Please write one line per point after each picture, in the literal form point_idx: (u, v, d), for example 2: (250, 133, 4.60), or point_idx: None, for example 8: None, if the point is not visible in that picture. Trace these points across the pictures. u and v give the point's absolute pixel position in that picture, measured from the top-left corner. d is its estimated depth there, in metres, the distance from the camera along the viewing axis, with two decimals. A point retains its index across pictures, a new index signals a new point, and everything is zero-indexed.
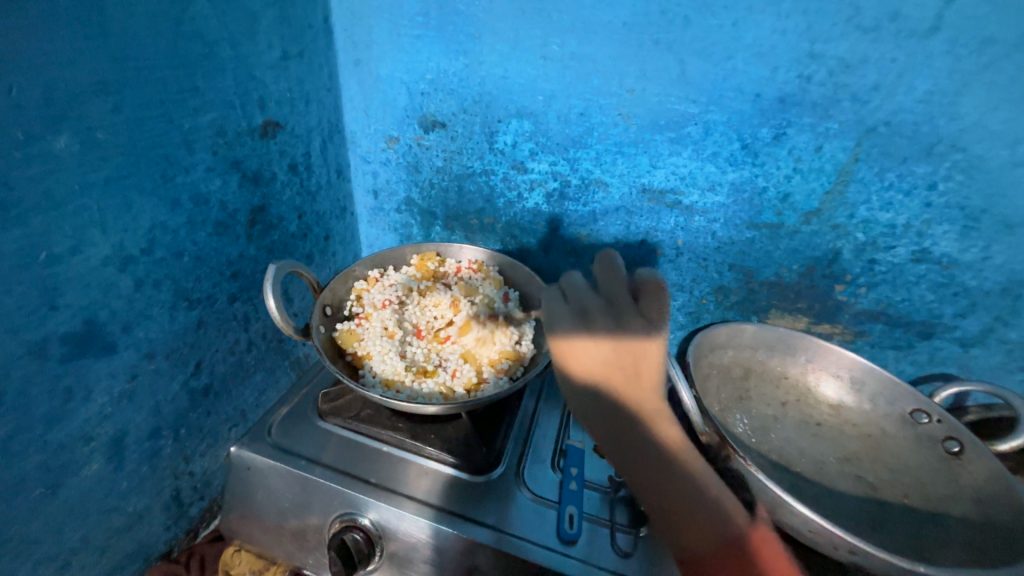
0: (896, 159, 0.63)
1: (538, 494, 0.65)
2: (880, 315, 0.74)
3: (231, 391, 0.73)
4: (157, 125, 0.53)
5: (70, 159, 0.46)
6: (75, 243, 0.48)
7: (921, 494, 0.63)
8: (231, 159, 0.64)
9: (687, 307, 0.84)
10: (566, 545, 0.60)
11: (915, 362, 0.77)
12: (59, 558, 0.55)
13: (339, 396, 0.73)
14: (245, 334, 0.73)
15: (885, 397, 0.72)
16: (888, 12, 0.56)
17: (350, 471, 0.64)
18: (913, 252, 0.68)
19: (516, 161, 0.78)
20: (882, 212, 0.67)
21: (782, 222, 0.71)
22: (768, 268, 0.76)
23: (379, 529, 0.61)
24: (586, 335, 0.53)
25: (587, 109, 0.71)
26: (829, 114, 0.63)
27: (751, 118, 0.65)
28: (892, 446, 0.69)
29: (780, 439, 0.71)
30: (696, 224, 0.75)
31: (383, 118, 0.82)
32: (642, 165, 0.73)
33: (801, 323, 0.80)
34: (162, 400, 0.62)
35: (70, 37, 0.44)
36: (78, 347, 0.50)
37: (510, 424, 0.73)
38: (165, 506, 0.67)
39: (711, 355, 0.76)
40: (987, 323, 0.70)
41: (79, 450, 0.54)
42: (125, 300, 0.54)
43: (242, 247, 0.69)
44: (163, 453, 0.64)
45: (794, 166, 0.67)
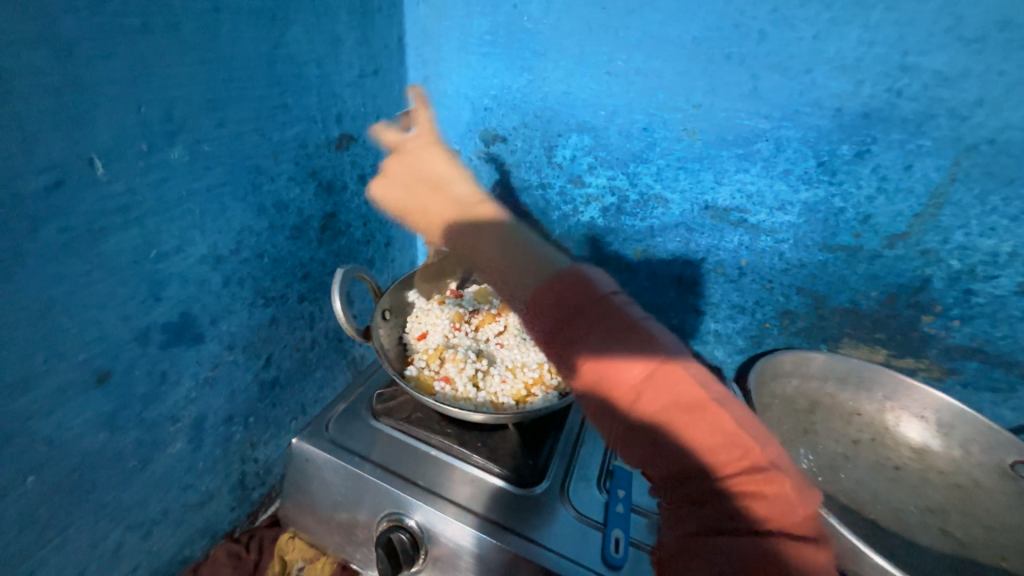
0: (1001, 181, 0.57)
1: (582, 513, 0.64)
2: (976, 352, 0.67)
3: (295, 384, 0.78)
4: (252, 138, 0.59)
5: (180, 168, 0.51)
6: (179, 242, 0.53)
7: (1023, 559, 0.56)
8: (310, 168, 0.69)
9: (748, 331, 0.80)
10: (610, 569, 0.58)
11: (1017, 408, 0.68)
12: (143, 527, 0.61)
13: (393, 398, 0.76)
14: (311, 332, 0.78)
15: (980, 445, 0.64)
16: (996, 21, 0.51)
17: (399, 471, 0.66)
18: (1019, 284, 0.61)
19: (574, 175, 0.78)
20: (983, 238, 0.60)
21: (861, 245, 0.66)
22: (843, 294, 0.71)
23: (424, 532, 0.62)
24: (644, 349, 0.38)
25: (649, 124, 0.70)
26: (921, 131, 0.58)
27: (830, 135, 0.62)
28: (988, 501, 0.62)
29: (851, 481, 0.65)
30: (762, 243, 0.72)
31: (446, 132, 0.85)
32: (707, 181, 0.71)
33: (879, 355, 0.73)
34: (237, 388, 0.67)
35: (190, 60, 0.49)
36: (174, 335, 0.56)
37: (557, 438, 0.73)
38: (231, 488, 0.72)
39: (774, 384, 0.72)
40: None
41: (168, 429, 0.59)
42: (214, 295, 0.59)
43: (313, 251, 0.74)
44: (234, 438, 0.69)
45: (878, 186, 0.62)
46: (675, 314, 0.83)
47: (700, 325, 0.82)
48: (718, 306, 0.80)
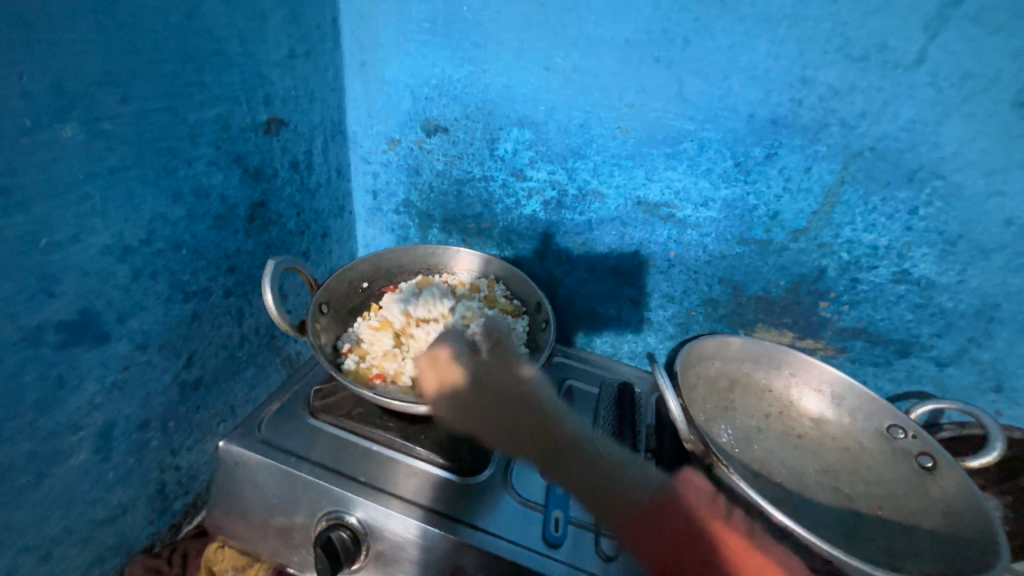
0: (880, 183, 0.66)
1: (525, 497, 0.66)
2: (862, 332, 0.77)
3: (221, 385, 0.73)
4: (164, 117, 0.54)
5: (75, 148, 0.46)
6: (76, 231, 0.48)
7: (895, 506, 0.66)
8: (234, 153, 0.64)
9: (677, 318, 0.86)
10: (551, 548, 0.60)
11: (893, 379, 0.79)
12: (40, 550, 0.54)
13: (331, 394, 0.74)
14: (239, 329, 0.73)
15: (864, 412, 0.74)
16: (875, 44, 0.59)
17: (339, 468, 0.65)
18: (894, 273, 0.71)
19: (516, 168, 0.80)
20: (866, 233, 0.69)
21: (771, 239, 0.74)
22: (756, 283, 0.78)
23: (366, 528, 0.61)
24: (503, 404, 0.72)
25: (586, 122, 0.73)
26: (818, 138, 0.65)
27: (744, 137, 0.68)
28: (869, 460, 0.72)
29: (762, 450, 0.74)
30: (688, 237, 0.77)
31: (385, 120, 0.83)
32: (639, 178, 0.75)
33: (786, 337, 0.82)
34: (153, 391, 0.62)
35: (83, 28, 0.44)
36: (73, 334, 0.50)
37: (501, 427, 0.74)
38: (149, 500, 0.66)
39: (698, 366, 0.78)
40: (961, 344, 0.73)
41: (67, 439, 0.53)
42: (121, 289, 0.54)
43: (240, 242, 0.69)
44: (151, 445, 0.64)
45: (784, 185, 0.69)
46: (612, 304, 0.88)
47: (634, 313, 0.87)
48: (650, 296, 0.85)
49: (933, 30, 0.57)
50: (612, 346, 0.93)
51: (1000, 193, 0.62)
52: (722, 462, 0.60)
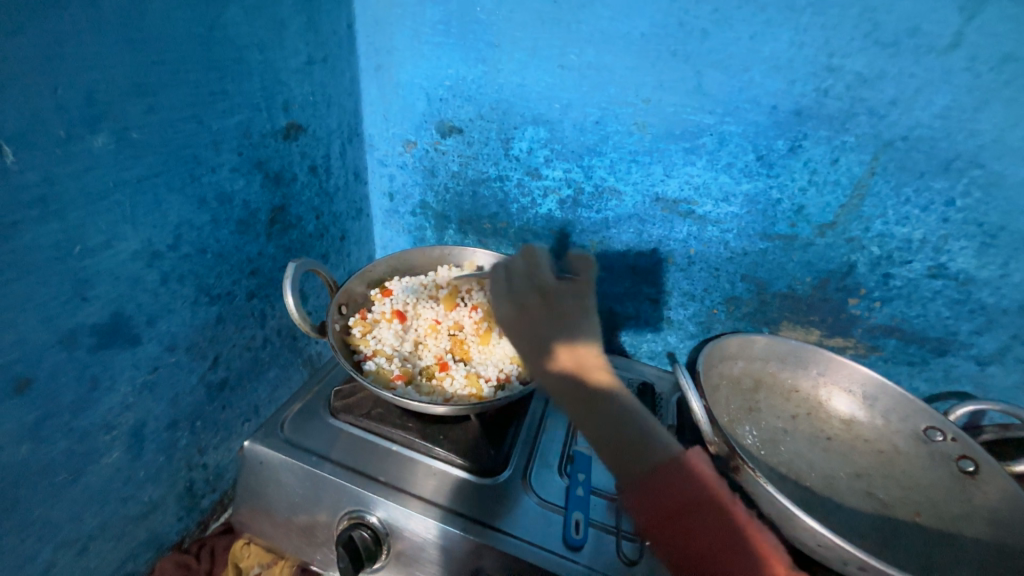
0: (913, 174, 0.63)
1: (544, 498, 0.65)
2: (895, 330, 0.74)
3: (246, 386, 0.75)
4: (188, 126, 0.55)
5: (105, 158, 0.48)
6: (108, 237, 0.50)
7: (935, 513, 0.63)
8: (255, 159, 0.65)
9: (698, 317, 0.84)
10: (571, 550, 0.60)
11: (929, 379, 0.76)
12: (78, 544, 0.56)
13: (351, 394, 0.75)
14: (262, 331, 0.75)
15: (898, 413, 0.71)
16: (907, 28, 0.56)
17: (360, 468, 0.66)
18: (929, 268, 0.67)
19: (531, 167, 0.79)
20: (898, 226, 0.66)
21: (796, 234, 0.71)
22: (781, 280, 0.76)
23: (387, 527, 0.62)
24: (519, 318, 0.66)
25: (602, 118, 0.72)
26: (845, 128, 0.63)
27: (767, 130, 0.66)
28: (904, 464, 0.69)
29: (789, 452, 0.72)
30: (708, 233, 0.76)
31: (401, 123, 0.83)
32: (657, 174, 0.73)
33: (813, 336, 0.80)
34: (181, 392, 0.63)
35: (113, 42, 0.46)
36: (105, 337, 0.52)
37: (519, 428, 0.74)
38: (178, 497, 0.68)
39: (721, 366, 0.77)
40: (1004, 342, 0.69)
41: (101, 438, 0.55)
42: (150, 293, 0.56)
43: (262, 246, 0.70)
44: (180, 444, 0.66)
45: (809, 178, 0.67)
46: (630, 303, 0.87)
47: (654, 312, 0.86)
48: (670, 294, 0.83)
49: (970, 11, 0.54)
50: (631, 346, 0.91)
51: None
52: (747, 465, 0.57)
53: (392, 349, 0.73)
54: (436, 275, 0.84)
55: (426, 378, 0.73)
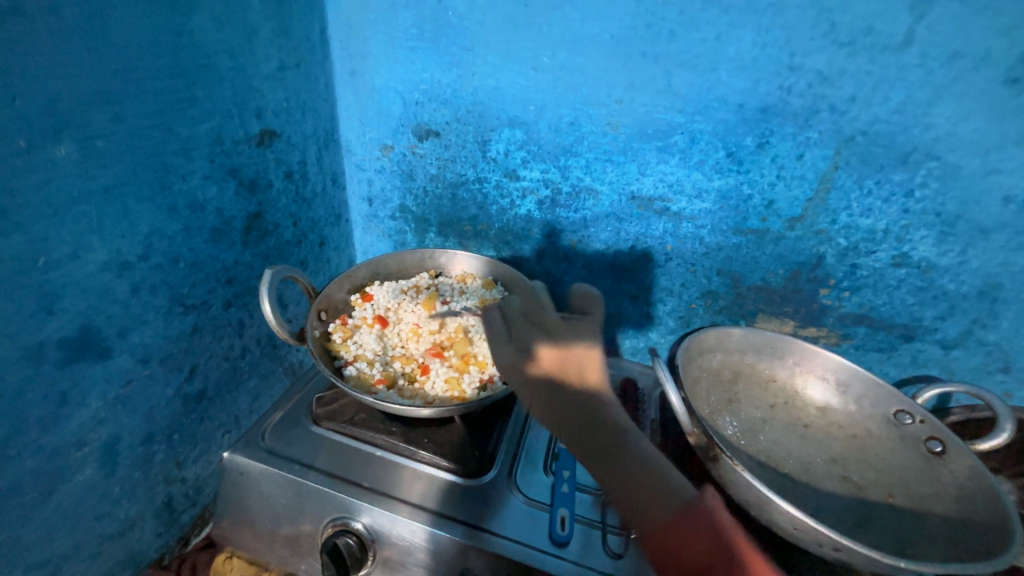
0: (874, 167, 0.65)
1: (531, 497, 0.66)
2: (864, 318, 0.76)
3: (225, 396, 0.73)
4: (156, 133, 0.54)
5: (70, 167, 0.47)
6: (74, 248, 0.48)
7: (906, 492, 0.66)
8: (228, 166, 0.65)
9: (677, 312, 0.86)
10: (558, 547, 0.60)
11: (898, 364, 0.79)
12: (50, 566, 0.55)
13: (334, 401, 0.74)
14: (240, 340, 0.74)
15: (870, 398, 0.74)
16: (862, 27, 0.59)
17: (344, 475, 0.65)
18: (893, 257, 0.70)
19: (509, 169, 0.80)
20: (862, 217, 0.69)
21: (767, 227, 0.73)
22: (755, 273, 0.78)
23: (373, 533, 0.61)
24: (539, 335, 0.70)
25: (577, 119, 0.73)
26: (809, 124, 0.65)
27: (735, 128, 0.68)
28: (876, 447, 0.71)
29: (768, 441, 0.74)
30: (684, 229, 0.77)
31: (378, 127, 0.83)
32: (631, 173, 0.75)
33: (788, 326, 0.82)
34: (156, 405, 0.62)
35: (74, 49, 0.45)
36: (74, 351, 0.51)
37: (504, 428, 0.74)
38: (156, 513, 0.67)
39: (701, 359, 0.78)
40: (966, 326, 0.72)
41: (72, 455, 0.54)
42: (121, 304, 0.54)
43: (238, 253, 0.69)
44: (156, 458, 0.64)
45: (777, 173, 0.69)
46: (611, 301, 0.88)
47: (634, 308, 0.87)
48: (649, 291, 0.85)
49: (920, 11, 0.56)
50: (613, 343, 0.93)
51: (997, 171, 0.61)
52: (725, 454, 0.57)
53: (373, 354, 0.73)
54: (418, 279, 0.85)
55: (407, 381, 0.72)
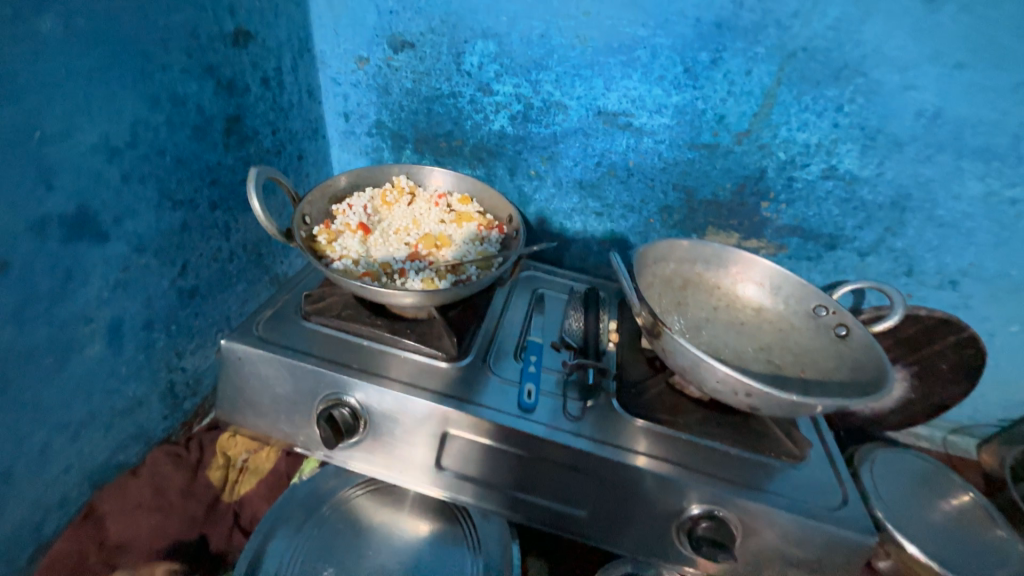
0: (811, 83, 0.72)
1: (502, 376, 0.75)
2: (797, 229, 0.87)
3: (216, 296, 0.78)
4: (135, 19, 0.55)
5: (55, 43, 0.48)
6: (65, 127, 0.51)
7: (815, 368, 0.78)
8: (205, 63, 0.66)
9: (637, 227, 0.94)
10: (525, 412, 0.70)
11: (823, 271, 0.90)
12: (69, 429, 0.61)
13: (321, 299, 0.80)
14: (226, 243, 0.78)
15: (796, 297, 0.86)
16: None
17: (335, 359, 0.73)
18: (823, 170, 0.79)
19: (483, 83, 0.83)
20: (799, 132, 0.77)
21: (718, 142, 0.81)
22: (706, 188, 0.86)
23: (363, 406, 0.70)
24: None
25: (547, 32, 0.77)
26: (757, 40, 0.71)
27: (692, 43, 0.73)
28: (798, 336, 0.84)
29: (708, 334, 0.85)
30: (644, 145, 0.84)
31: (352, 38, 0.84)
32: (598, 88, 0.80)
33: (733, 239, 0.92)
34: (153, 294, 0.67)
35: None
36: (74, 229, 0.54)
37: (479, 325, 0.83)
38: (161, 397, 0.73)
39: (655, 266, 0.88)
40: (879, 234, 0.84)
41: (81, 329, 0.58)
42: (113, 190, 0.57)
43: (220, 155, 0.72)
44: (157, 345, 0.70)
45: (728, 89, 0.75)
46: (578, 218, 0.95)
47: (599, 224, 0.95)
48: (612, 207, 0.92)
49: None
50: (579, 259, 1.01)
51: (912, 88, 0.70)
52: (665, 327, 0.67)
53: (358, 253, 0.78)
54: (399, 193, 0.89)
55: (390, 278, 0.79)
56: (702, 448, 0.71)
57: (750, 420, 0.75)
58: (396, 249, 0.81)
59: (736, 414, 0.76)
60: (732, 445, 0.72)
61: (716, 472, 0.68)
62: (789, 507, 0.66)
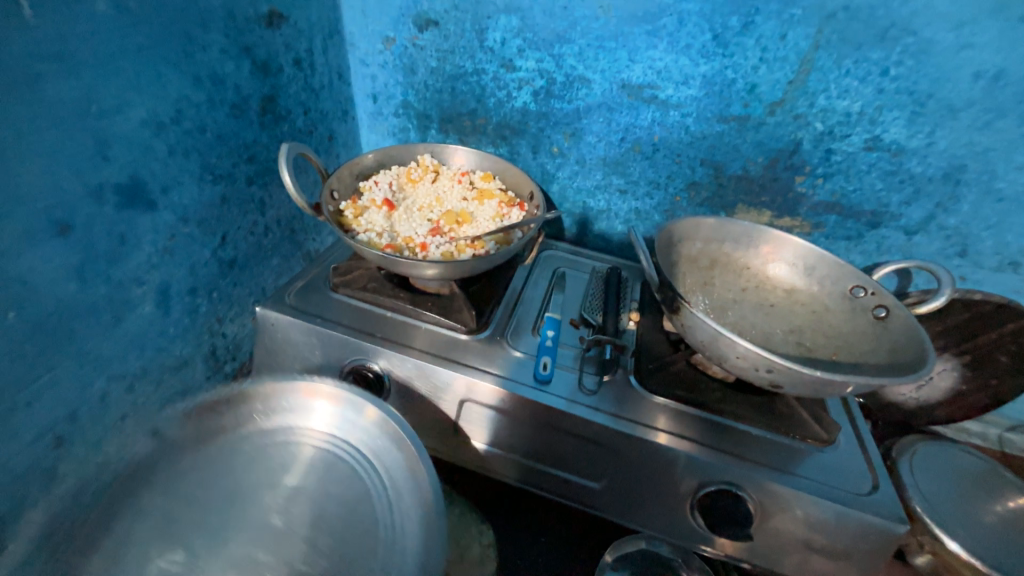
0: (852, 46, 0.68)
1: (520, 349, 0.76)
2: (836, 205, 0.82)
3: (252, 267, 0.83)
4: (179, 1, 0.59)
5: (109, 23, 0.53)
6: (119, 102, 0.56)
7: (849, 351, 0.74)
8: (241, 44, 0.70)
9: (662, 205, 0.92)
10: (541, 383, 0.71)
11: (864, 252, 0.85)
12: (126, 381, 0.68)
13: (349, 272, 0.84)
14: (262, 218, 0.82)
15: (832, 278, 0.82)
16: None
17: (360, 327, 0.76)
18: (866, 140, 0.74)
19: (505, 59, 0.83)
20: (839, 99, 0.72)
21: (749, 114, 0.77)
22: (736, 163, 0.83)
23: (386, 372, 0.73)
24: None
25: (570, 3, 0.76)
26: (792, 1, 0.67)
27: (722, 7, 0.70)
28: (832, 318, 0.79)
29: (735, 316, 0.82)
30: (671, 118, 0.81)
31: (379, 18, 0.86)
32: (622, 59, 0.78)
33: (765, 217, 0.88)
34: (197, 262, 0.72)
35: None
36: (127, 198, 0.60)
37: (499, 300, 0.84)
38: (204, 359, 0.79)
39: (680, 245, 0.85)
40: (929, 211, 0.78)
41: (134, 290, 0.64)
42: (161, 162, 0.62)
43: (256, 133, 0.76)
44: (201, 310, 0.75)
45: (761, 55, 0.72)
46: (601, 196, 0.94)
47: (623, 203, 0.94)
48: (636, 185, 0.91)
49: None
50: (602, 238, 1.00)
51: (970, 46, 0.64)
52: (684, 301, 0.66)
53: (382, 227, 0.81)
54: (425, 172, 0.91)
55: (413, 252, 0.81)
56: (723, 427, 0.69)
57: (775, 401, 0.73)
58: (419, 225, 0.83)
59: (760, 395, 0.73)
60: (754, 426, 0.70)
61: (736, 451, 0.67)
62: (813, 490, 0.63)
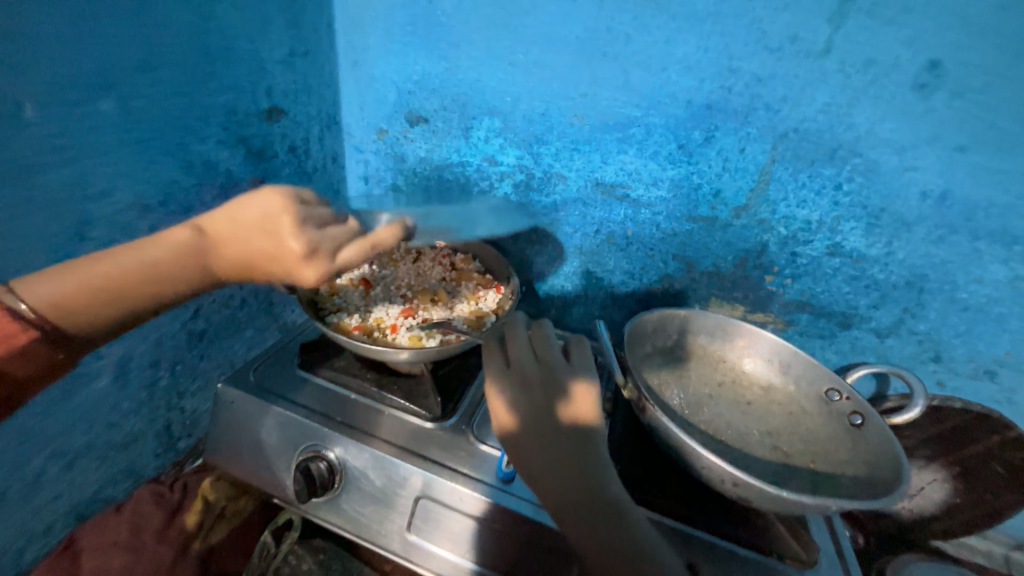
0: (806, 162, 0.73)
1: (485, 440, 0.73)
2: (806, 305, 0.83)
3: (223, 339, 0.83)
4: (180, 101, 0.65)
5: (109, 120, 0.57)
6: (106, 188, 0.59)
7: (827, 460, 0.71)
8: (238, 135, 0.75)
9: (637, 294, 0.93)
10: (504, 481, 0.67)
11: (839, 351, 0.85)
12: (66, 458, 0.65)
13: (319, 348, 0.84)
14: (239, 291, 0.83)
15: (807, 379, 0.80)
16: (788, 35, 0.66)
17: (321, 410, 0.74)
18: (828, 246, 0.77)
19: (488, 154, 0.89)
20: (799, 208, 0.76)
21: (716, 215, 0.81)
22: (707, 259, 0.85)
23: (341, 462, 0.69)
24: (536, 401, 0.62)
25: (547, 111, 0.82)
26: (748, 121, 0.73)
27: (685, 121, 0.76)
28: (809, 421, 0.77)
29: (711, 413, 0.79)
30: (642, 215, 0.85)
31: (374, 113, 0.93)
32: (596, 161, 0.83)
33: (738, 311, 0.89)
34: (164, 335, 0.72)
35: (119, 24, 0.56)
36: None
37: (469, 384, 0.82)
38: (157, 435, 0.77)
39: (653, 335, 0.84)
40: (897, 315, 0.78)
41: (91, 365, 0.63)
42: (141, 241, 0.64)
43: None
44: (160, 384, 0.74)
45: (723, 165, 0.77)
46: (579, 281, 0.96)
47: (599, 289, 0.95)
48: (611, 274, 0.93)
49: (836, 22, 0.64)
50: (580, 322, 1.00)
51: (913, 169, 0.68)
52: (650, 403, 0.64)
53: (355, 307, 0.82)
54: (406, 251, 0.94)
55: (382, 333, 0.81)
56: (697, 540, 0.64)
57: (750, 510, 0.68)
58: (393, 305, 0.84)
59: (734, 502, 0.69)
60: (732, 541, 0.64)
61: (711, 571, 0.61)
62: None
